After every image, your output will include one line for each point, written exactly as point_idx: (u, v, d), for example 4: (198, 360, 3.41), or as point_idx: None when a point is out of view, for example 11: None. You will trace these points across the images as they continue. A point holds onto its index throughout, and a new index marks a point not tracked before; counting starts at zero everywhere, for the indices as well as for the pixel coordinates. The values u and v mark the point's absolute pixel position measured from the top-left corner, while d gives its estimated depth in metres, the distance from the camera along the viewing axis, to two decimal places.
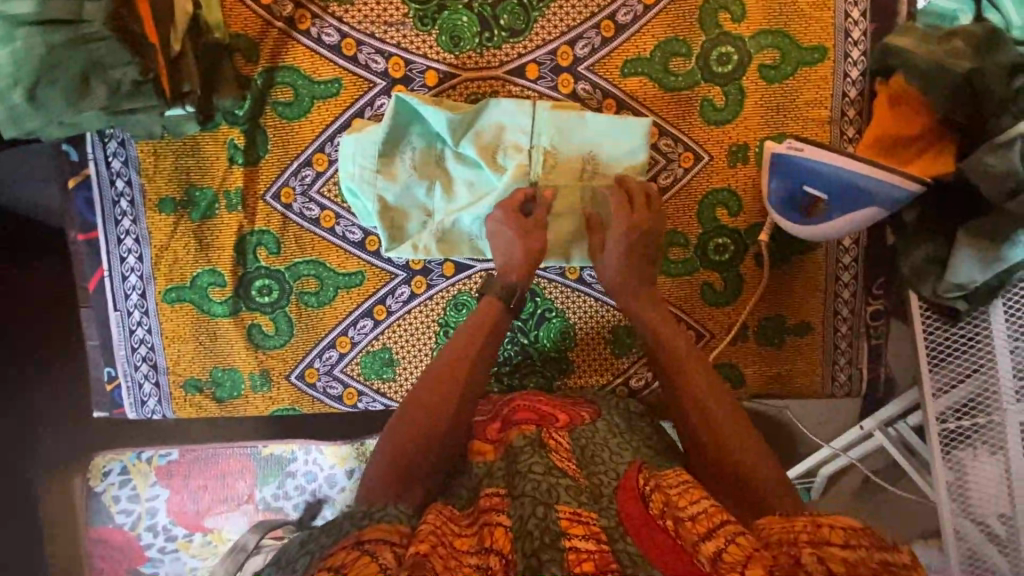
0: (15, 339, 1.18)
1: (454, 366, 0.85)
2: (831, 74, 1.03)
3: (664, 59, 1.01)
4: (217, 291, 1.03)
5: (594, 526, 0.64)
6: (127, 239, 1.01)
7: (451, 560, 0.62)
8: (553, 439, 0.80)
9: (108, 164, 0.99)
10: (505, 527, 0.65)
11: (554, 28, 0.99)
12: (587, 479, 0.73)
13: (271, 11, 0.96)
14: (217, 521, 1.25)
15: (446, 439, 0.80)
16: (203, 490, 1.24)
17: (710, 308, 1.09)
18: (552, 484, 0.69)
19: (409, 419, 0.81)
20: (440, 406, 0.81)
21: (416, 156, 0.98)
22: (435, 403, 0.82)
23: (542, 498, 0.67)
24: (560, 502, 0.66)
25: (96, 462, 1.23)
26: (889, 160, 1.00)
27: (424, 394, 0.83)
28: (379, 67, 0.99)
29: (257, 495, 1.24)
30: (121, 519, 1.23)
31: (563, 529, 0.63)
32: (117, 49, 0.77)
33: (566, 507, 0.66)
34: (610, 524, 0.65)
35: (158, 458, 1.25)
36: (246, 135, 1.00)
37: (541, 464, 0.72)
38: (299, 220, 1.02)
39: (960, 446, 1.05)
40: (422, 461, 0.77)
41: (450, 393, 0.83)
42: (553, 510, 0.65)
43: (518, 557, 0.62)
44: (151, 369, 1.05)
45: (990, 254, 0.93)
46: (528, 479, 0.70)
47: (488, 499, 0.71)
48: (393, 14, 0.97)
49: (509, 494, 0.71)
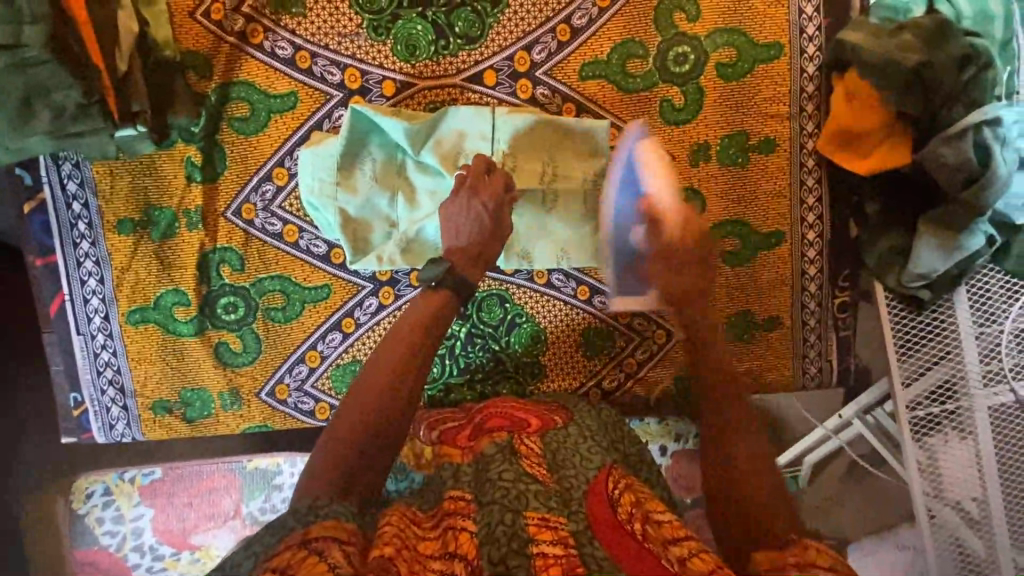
0: (14, 339, 1.15)
1: (409, 362, 0.82)
2: (787, 69, 1.04)
3: (622, 61, 1.01)
4: (182, 311, 1.02)
5: (562, 531, 0.64)
6: (87, 261, 1.00)
7: (414, 564, 0.63)
8: (524, 445, 0.79)
9: (63, 187, 0.98)
10: (470, 532, 0.65)
11: (510, 33, 0.99)
12: (557, 484, 0.72)
13: (222, 26, 0.95)
14: (203, 537, 1.23)
15: (394, 432, 0.78)
16: (189, 508, 1.23)
17: (678, 306, 1.09)
18: (521, 490, 0.68)
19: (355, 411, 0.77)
20: (390, 397, 0.79)
21: (376, 166, 0.97)
22: (386, 395, 0.79)
23: (511, 506, 0.66)
24: (529, 508, 0.66)
25: (78, 484, 1.22)
26: (845, 155, 1.02)
27: (376, 383, 0.80)
28: (335, 79, 0.98)
29: (243, 510, 1.23)
30: (106, 541, 1.22)
31: (532, 535, 0.63)
32: (59, 73, 0.77)
33: (535, 514, 0.65)
34: (578, 528, 0.64)
35: (141, 477, 1.23)
36: (203, 153, 0.98)
37: (511, 471, 0.71)
38: (261, 236, 1.02)
39: (932, 433, 1.05)
40: (372, 455, 0.75)
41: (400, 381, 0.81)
42: (522, 517, 0.65)
43: (485, 563, 0.62)
44: (119, 392, 1.04)
45: (950, 243, 0.95)
46: (498, 487, 0.69)
47: (453, 502, 0.71)
48: (346, 25, 0.97)
49: (475, 499, 0.70)
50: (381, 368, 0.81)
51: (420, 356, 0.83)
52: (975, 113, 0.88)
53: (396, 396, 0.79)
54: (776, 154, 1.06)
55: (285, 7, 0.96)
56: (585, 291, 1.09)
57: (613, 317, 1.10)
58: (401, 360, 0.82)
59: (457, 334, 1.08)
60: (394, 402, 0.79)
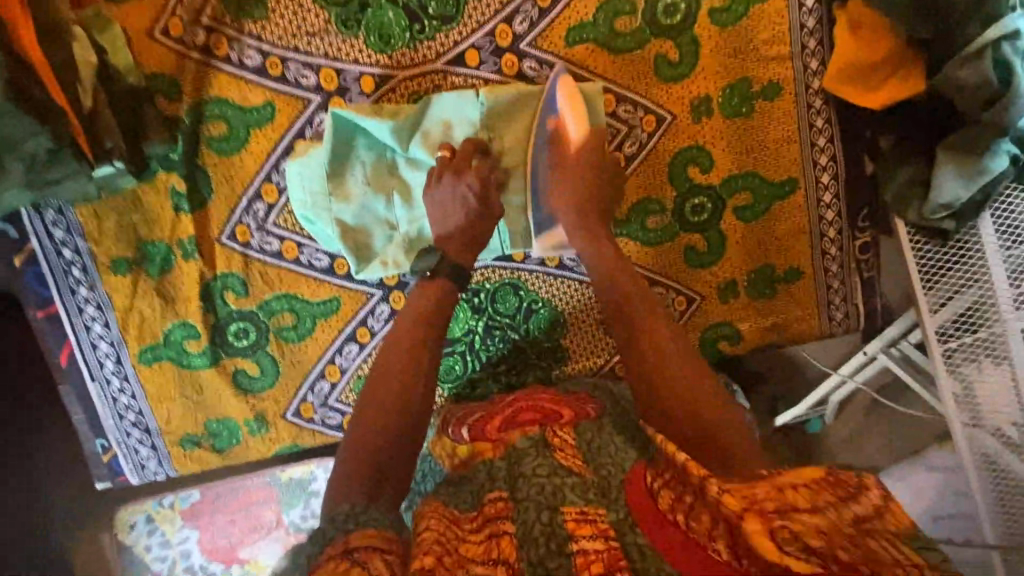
0: (26, 382, 1.13)
1: (419, 357, 0.79)
2: (785, 5, 0.97)
3: (608, 19, 0.94)
4: (193, 344, 1.00)
5: (602, 524, 0.61)
6: (88, 307, 0.97)
7: (458, 568, 0.59)
8: (558, 437, 0.75)
9: (49, 235, 0.94)
10: (510, 536, 0.62)
11: (487, 7, 0.92)
12: (594, 474, 0.68)
13: (182, 41, 0.89)
14: (251, 550, 1.24)
15: (416, 430, 0.75)
16: (232, 524, 1.23)
17: (696, 271, 1.06)
18: (557, 485, 0.65)
19: (370, 416, 0.74)
20: (409, 399, 0.76)
21: (367, 170, 0.93)
22: (402, 389, 0.76)
23: (547, 503, 0.64)
24: (567, 503, 0.63)
25: (119, 517, 1.21)
26: (854, 87, 0.96)
27: (389, 386, 0.76)
28: (310, 82, 0.92)
29: (286, 519, 1.24)
30: (157, 566, 1.22)
31: (571, 531, 0.60)
32: (23, 120, 0.74)
33: (572, 508, 0.63)
34: (619, 517, 0.62)
35: (181, 501, 1.23)
36: (186, 179, 0.94)
37: (546, 466, 0.68)
38: (261, 257, 0.98)
39: (966, 362, 1.05)
40: (399, 454, 0.72)
41: (408, 369, 0.78)
42: (559, 512, 0.62)
43: (524, 564, 0.59)
44: (144, 432, 1.03)
45: (972, 168, 0.91)
46: (532, 483, 0.66)
47: (492, 505, 0.68)
48: (313, 23, 0.90)
49: (512, 497, 0.67)
50: (393, 364, 0.79)
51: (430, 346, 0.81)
52: (990, 30, 0.83)
53: (412, 393, 0.76)
54: (782, 99, 1.00)
55: (246, 12, 0.89)
56: None
57: None
58: (411, 353, 0.79)
59: (474, 328, 1.06)
60: (409, 405, 0.75)
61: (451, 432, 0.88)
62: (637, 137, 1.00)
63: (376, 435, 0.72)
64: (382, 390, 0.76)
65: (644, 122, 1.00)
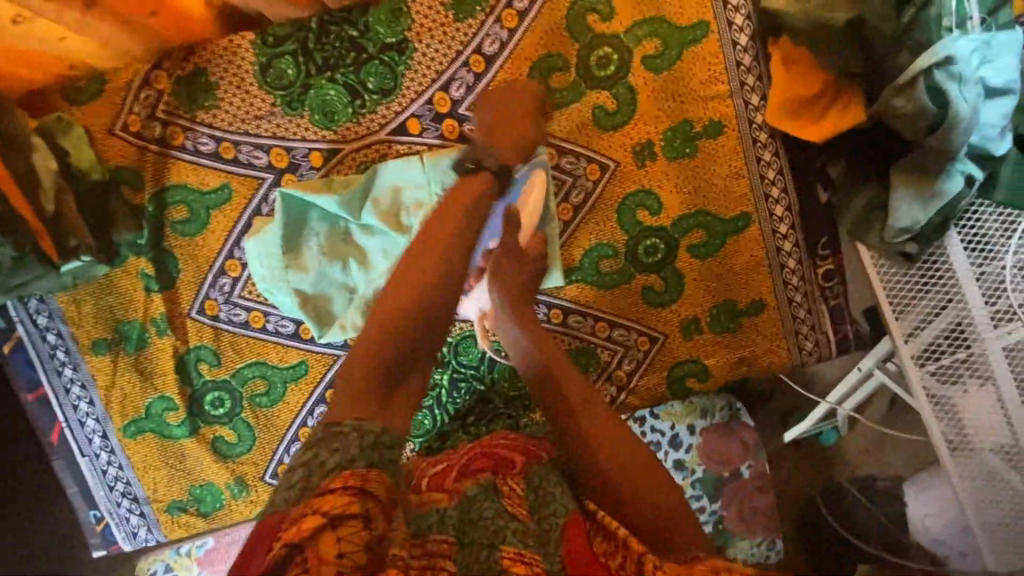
0: None
1: (423, 276, 0.74)
2: (718, 46, 0.97)
3: (544, 77, 0.97)
4: (172, 415, 1.04)
5: (536, 567, 0.65)
6: (73, 386, 1.03)
7: None
8: (507, 484, 0.76)
9: (34, 321, 1.01)
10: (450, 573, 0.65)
11: (424, 77, 0.96)
12: (536, 523, 0.71)
13: (141, 136, 0.95)
14: None
15: (417, 345, 0.71)
16: None
17: (656, 309, 1.06)
18: (499, 526, 0.70)
19: (369, 334, 0.69)
20: (410, 313, 0.71)
21: (321, 240, 0.97)
22: (412, 305, 0.71)
23: (490, 542, 0.68)
24: (506, 543, 0.67)
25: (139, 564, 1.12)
26: (794, 124, 0.95)
27: (393, 303, 0.71)
28: (263, 161, 0.97)
29: None
30: None
31: (505, 568, 0.65)
32: None
33: (510, 548, 0.67)
34: (553, 569, 0.65)
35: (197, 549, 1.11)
36: (154, 262, 0.99)
37: (493, 508, 0.72)
38: (229, 327, 1.03)
39: (950, 383, 1.00)
40: (405, 369, 0.68)
41: (408, 292, 0.72)
42: (497, 550, 0.67)
43: None
44: (133, 502, 1.08)
45: (926, 191, 0.91)
46: (478, 526, 0.69)
47: (435, 544, 0.67)
48: (260, 107, 0.95)
49: (457, 541, 0.69)
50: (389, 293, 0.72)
51: (447, 265, 0.75)
52: (922, 58, 0.83)
53: (419, 304, 0.72)
54: (726, 136, 1.01)
55: (198, 103, 0.95)
56: (558, 314, 1.06)
57: (593, 333, 1.07)
58: (416, 280, 0.73)
59: (440, 382, 1.08)
60: (408, 321, 0.71)
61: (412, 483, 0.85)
62: (581, 184, 1.02)
63: (379, 352, 0.68)
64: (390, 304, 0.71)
65: (590, 171, 1.01)
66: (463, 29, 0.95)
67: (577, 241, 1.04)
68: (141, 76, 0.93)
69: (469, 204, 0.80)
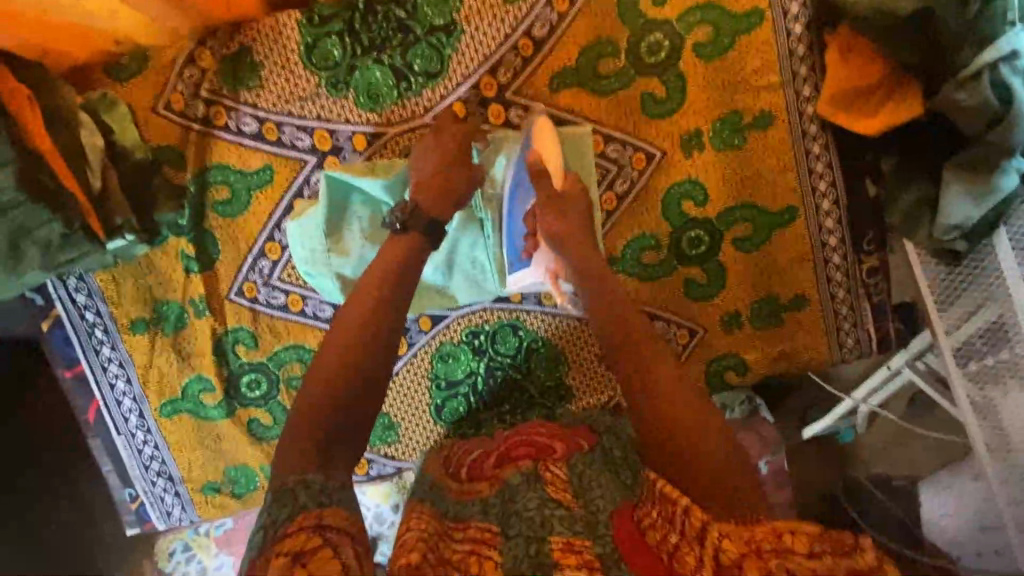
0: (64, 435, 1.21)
1: (379, 310, 0.72)
2: (773, 35, 0.95)
3: (592, 64, 0.95)
4: (209, 396, 1.04)
5: (587, 554, 0.64)
6: (111, 364, 1.03)
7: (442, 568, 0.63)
8: (549, 471, 0.76)
9: (73, 300, 1.00)
10: (496, 561, 0.64)
11: (471, 61, 0.94)
12: (582, 508, 0.70)
13: (183, 114, 0.94)
14: None
15: (370, 391, 0.68)
16: None
17: (696, 302, 1.05)
18: (545, 516, 0.66)
19: (324, 363, 0.67)
20: (362, 348, 0.68)
21: (364, 225, 0.95)
22: (355, 355, 0.68)
23: (534, 534, 0.65)
24: (554, 532, 0.65)
25: (160, 544, 1.27)
26: (848, 115, 0.94)
27: (352, 330, 0.69)
28: (306, 143, 0.96)
29: None
30: None
31: (556, 561, 0.63)
32: (34, 210, 0.81)
33: (558, 538, 0.64)
34: (605, 552, 0.64)
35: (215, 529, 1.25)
36: (195, 242, 0.99)
37: (536, 499, 0.69)
38: (268, 310, 1.02)
39: (990, 384, 0.99)
40: (352, 413, 0.66)
41: (366, 321, 0.71)
42: (546, 541, 0.64)
43: None
44: (168, 481, 1.08)
45: (981, 187, 0.87)
46: (523, 517, 0.67)
47: (479, 532, 0.68)
48: (305, 88, 0.94)
49: (502, 531, 0.67)
50: (349, 318, 0.71)
51: (388, 324, 0.72)
52: (985, 53, 0.81)
53: (369, 357, 0.69)
54: (775, 127, 0.99)
55: (242, 82, 0.94)
56: None
57: None
58: (365, 318, 0.71)
59: (476, 369, 1.08)
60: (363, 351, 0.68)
61: (451, 471, 0.86)
62: (625, 173, 1.00)
63: (324, 404, 0.64)
64: (342, 335, 0.69)
65: (636, 160, 1.00)
66: (513, 11, 0.93)
67: (617, 228, 1.03)
68: (185, 55, 0.92)
69: (409, 259, 0.78)
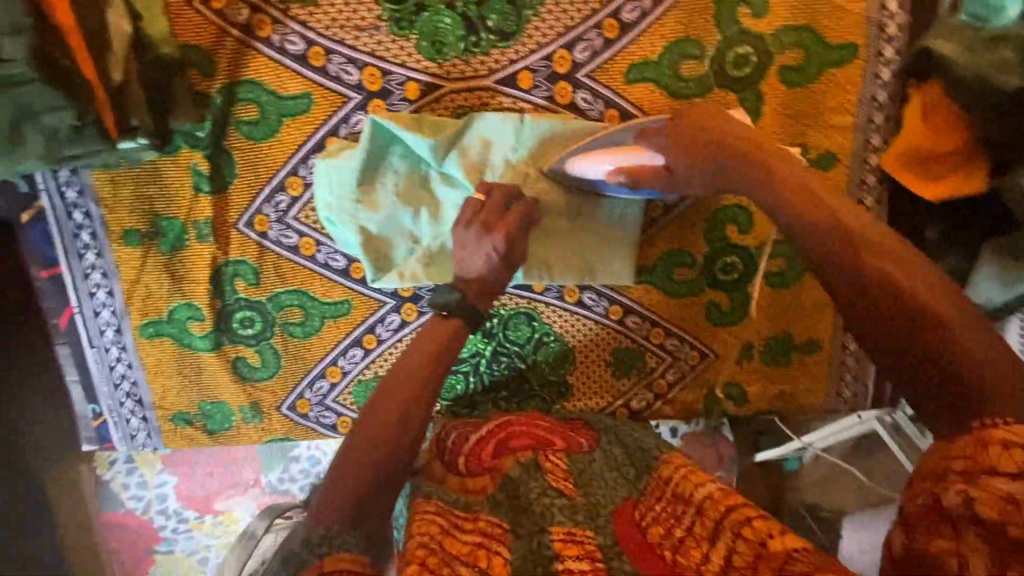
0: None
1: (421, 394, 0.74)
2: (860, 74, 0.93)
3: (673, 62, 0.90)
4: (196, 326, 0.97)
5: (590, 545, 0.61)
6: (94, 273, 0.95)
7: (444, 565, 0.59)
8: (550, 461, 0.74)
9: (62, 195, 0.91)
10: (503, 559, 0.61)
11: (549, 30, 0.88)
12: (583, 498, 0.68)
13: (223, 14, 0.85)
14: (227, 502, 1.16)
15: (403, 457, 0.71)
16: (211, 476, 1.15)
17: (716, 328, 1.04)
18: (545, 506, 0.65)
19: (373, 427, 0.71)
20: (408, 412, 0.73)
21: (399, 180, 0.89)
22: (407, 409, 0.73)
23: (537, 525, 0.63)
24: (555, 523, 0.63)
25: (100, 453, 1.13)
26: (909, 171, 0.92)
27: (407, 394, 0.74)
28: (352, 79, 0.88)
29: (263, 480, 1.15)
30: (133, 504, 1.15)
31: (557, 552, 0.60)
32: (47, 92, 0.68)
33: (559, 528, 0.62)
34: (606, 543, 0.61)
35: None
36: (210, 160, 0.90)
37: (538, 487, 0.68)
38: (276, 249, 0.95)
39: None
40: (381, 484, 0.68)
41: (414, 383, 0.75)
42: (547, 533, 0.61)
43: None
44: (137, 404, 1.02)
45: (1013, 274, 0.86)
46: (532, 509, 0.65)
47: (490, 526, 0.66)
48: (364, 17, 0.86)
49: (511, 529, 0.66)
50: (395, 398, 0.73)
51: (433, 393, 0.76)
52: None
53: (414, 426, 0.73)
54: (836, 170, 0.96)
55: None
56: (617, 310, 1.03)
57: (646, 337, 1.04)
58: (411, 384, 0.75)
59: (482, 351, 1.03)
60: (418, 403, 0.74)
61: (446, 459, 0.80)
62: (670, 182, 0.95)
63: (360, 467, 0.68)
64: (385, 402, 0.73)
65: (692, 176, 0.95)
66: None
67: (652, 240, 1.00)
68: None
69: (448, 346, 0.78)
